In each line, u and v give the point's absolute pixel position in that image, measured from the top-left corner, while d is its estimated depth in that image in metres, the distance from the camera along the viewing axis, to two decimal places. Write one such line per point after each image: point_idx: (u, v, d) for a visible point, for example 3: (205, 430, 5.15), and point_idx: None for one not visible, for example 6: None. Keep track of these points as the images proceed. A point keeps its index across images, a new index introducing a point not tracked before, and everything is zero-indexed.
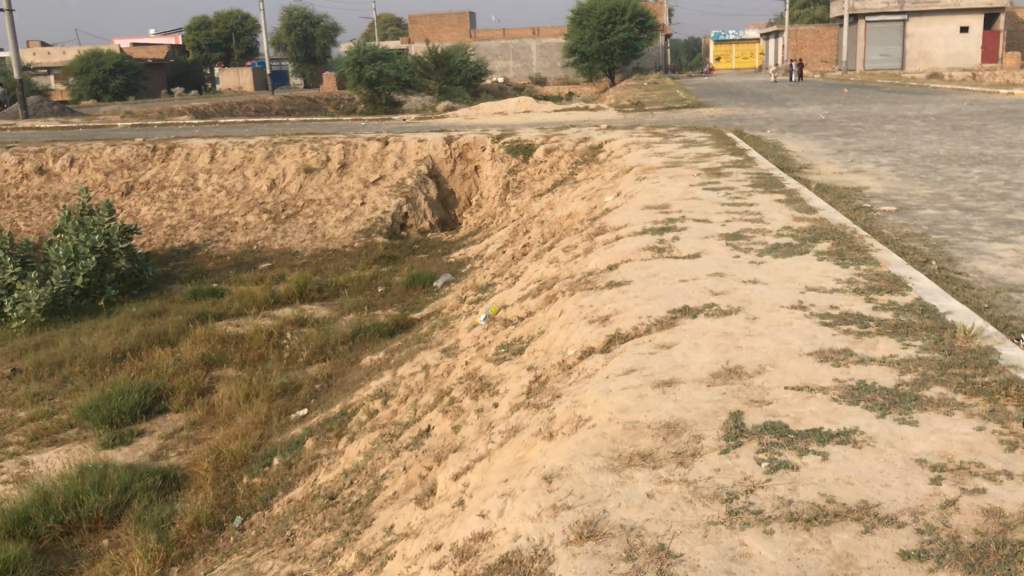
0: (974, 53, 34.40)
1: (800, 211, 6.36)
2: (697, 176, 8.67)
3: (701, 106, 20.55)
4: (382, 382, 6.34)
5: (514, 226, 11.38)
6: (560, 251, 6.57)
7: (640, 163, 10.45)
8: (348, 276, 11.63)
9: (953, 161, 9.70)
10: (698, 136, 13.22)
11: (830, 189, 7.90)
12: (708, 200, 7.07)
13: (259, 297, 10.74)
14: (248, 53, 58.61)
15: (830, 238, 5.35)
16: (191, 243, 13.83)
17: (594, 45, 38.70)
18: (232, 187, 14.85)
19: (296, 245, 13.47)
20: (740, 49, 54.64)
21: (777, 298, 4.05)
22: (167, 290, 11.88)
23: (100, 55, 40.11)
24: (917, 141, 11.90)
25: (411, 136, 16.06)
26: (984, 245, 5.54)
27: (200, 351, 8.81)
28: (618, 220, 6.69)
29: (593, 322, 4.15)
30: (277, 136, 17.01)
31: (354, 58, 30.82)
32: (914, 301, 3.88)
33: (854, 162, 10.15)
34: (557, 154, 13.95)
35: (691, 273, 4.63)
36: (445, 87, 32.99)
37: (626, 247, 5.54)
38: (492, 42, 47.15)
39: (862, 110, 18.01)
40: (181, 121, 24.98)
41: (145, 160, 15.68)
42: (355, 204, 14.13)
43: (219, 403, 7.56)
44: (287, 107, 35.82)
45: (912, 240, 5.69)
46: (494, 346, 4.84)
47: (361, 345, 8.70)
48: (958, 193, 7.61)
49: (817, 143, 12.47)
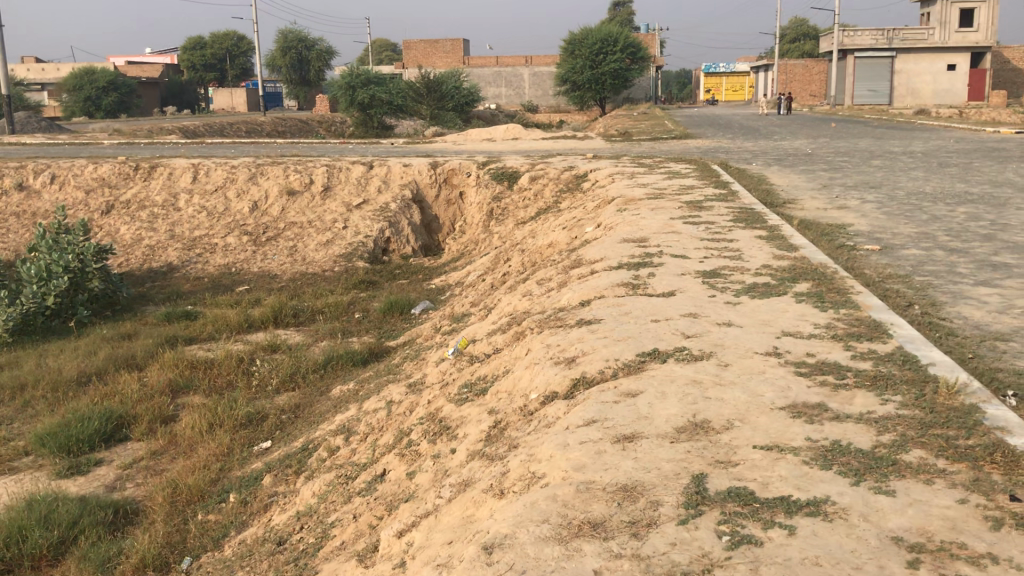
0: (960, 90, 34.57)
1: (780, 248, 6.18)
2: (679, 208, 8.49)
3: (689, 138, 20.48)
4: (347, 417, 6.11)
5: (496, 254, 11.20)
6: (533, 284, 6.37)
7: (623, 194, 10.29)
8: (325, 300, 11.40)
9: (939, 199, 9.57)
10: (684, 167, 13.08)
11: (814, 225, 7.74)
12: (687, 234, 6.89)
13: (233, 322, 10.49)
14: (242, 74, 58.74)
15: (809, 278, 5.17)
16: (169, 263, 13.59)
17: (586, 74, 38.78)
18: (213, 208, 14.64)
19: (275, 268, 13.25)
20: (731, 81, 54.97)
21: (751, 344, 3.85)
22: (140, 311, 11.61)
23: (94, 73, 40.03)
24: (904, 178, 11.78)
25: (396, 161, 15.89)
26: (969, 288, 5.37)
27: (167, 377, 8.55)
28: (595, 252, 6.51)
29: (557, 364, 3.93)
30: (261, 157, 16.82)
31: (348, 81, 31.02)
32: (894, 350, 3.69)
33: (839, 198, 10.01)
34: (542, 182, 13.81)
35: (664, 313, 4.43)
36: (437, 113, 32.85)
37: (599, 283, 5.35)
38: (485, 69, 47.25)
39: (849, 145, 17.95)
40: (168, 140, 24.81)
41: (127, 178, 15.47)
42: (337, 228, 13.94)
43: (181, 432, 7.30)
44: (279, 128, 35.74)
45: (895, 282, 5.51)
46: (458, 384, 4.62)
47: (333, 373, 8.47)
48: (943, 233, 7.46)
49: (803, 177, 12.34)
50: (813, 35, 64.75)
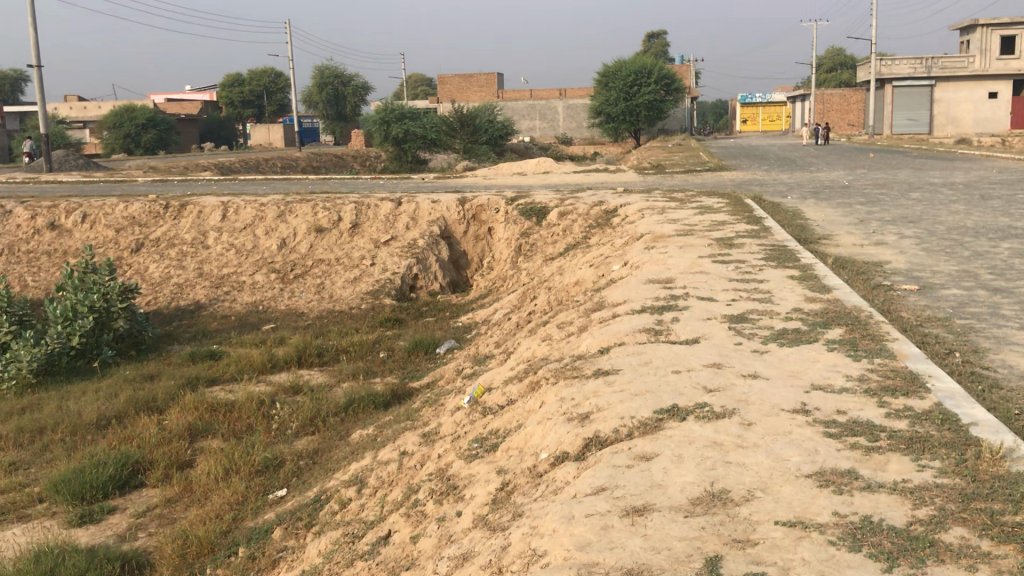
0: (1003, 118, 33.92)
1: (812, 289, 5.92)
2: (708, 246, 8.24)
3: (723, 170, 20.19)
4: (362, 466, 5.90)
5: (523, 291, 11.00)
6: (554, 328, 6.15)
7: (652, 230, 10.05)
8: (350, 339, 11.25)
9: (981, 234, 9.24)
10: (716, 201, 12.82)
11: (849, 263, 7.46)
12: (716, 274, 6.65)
13: (257, 362, 10.35)
14: (279, 110, 59.36)
15: (842, 323, 4.91)
16: (197, 302, 13.54)
17: (620, 106, 38.63)
18: (242, 246, 14.61)
19: (302, 306, 13.14)
20: (768, 111, 54.61)
21: (778, 399, 3.60)
22: (166, 351, 11.53)
23: (133, 110, 40.59)
24: (944, 211, 11.43)
25: (424, 196, 15.78)
26: (1013, 333, 5.07)
27: (186, 420, 8.41)
28: (618, 294, 6.28)
29: (570, 420, 3.71)
30: (291, 194, 16.77)
31: (382, 116, 31.27)
32: (933, 407, 3.42)
33: (876, 233, 9.70)
34: (571, 217, 13.62)
35: (686, 363, 4.19)
36: (470, 146, 32.56)
37: (621, 328, 5.12)
38: (520, 103, 47.28)
39: (888, 176, 17.58)
40: (202, 177, 24.87)
41: (157, 217, 15.50)
42: (364, 265, 13.82)
43: (197, 479, 7.12)
44: (314, 164, 35.89)
45: (934, 326, 5.23)
46: (470, 439, 4.41)
47: (354, 417, 8.27)
48: (985, 271, 7.15)
49: (839, 211, 12.04)
50: (850, 65, 64.30)
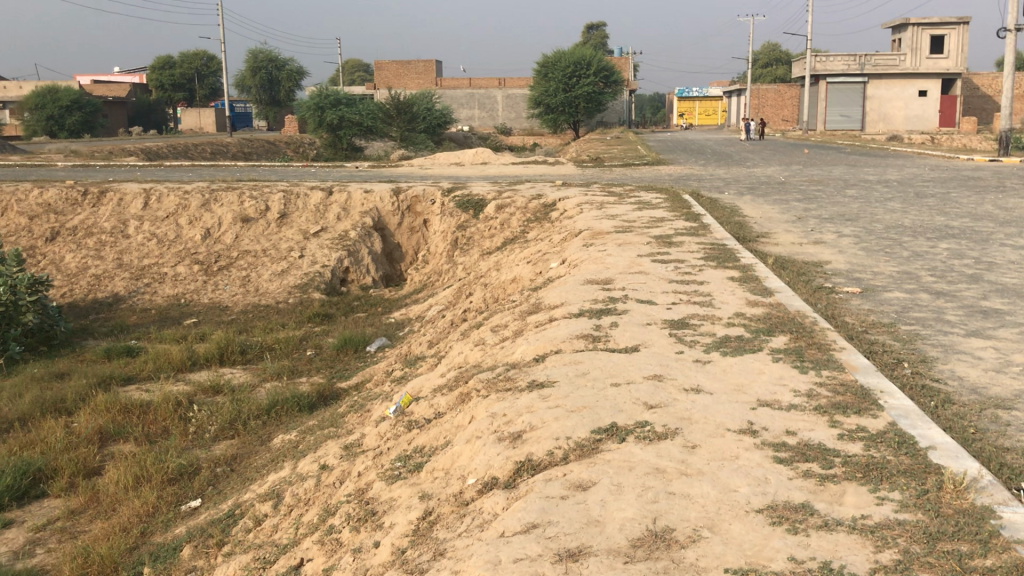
0: (932, 116, 34.46)
1: (754, 292, 5.71)
2: (647, 244, 8.02)
3: (660, 164, 20.08)
4: (279, 478, 5.53)
5: (459, 287, 10.68)
6: (486, 332, 5.84)
7: (590, 226, 9.81)
8: (276, 336, 10.81)
9: (919, 234, 9.17)
10: (653, 197, 12.63)
11: (789, 264, 7.29)
12: (655, 274, 6.40)
13: (176, 359, 9.86)
14: (212, 95, 57.99)
15: (786, 329, 4.70)
16: (115, 294, 12.94)
17: (558, 98, 38.43)
18: (164, 236, 14.00)
19: (227, 299, 12.63)
20: (704, 105, 54.99)
21: (723, 417, 3.34)
22: (80, 347, 10.95)
23: (57, 91, 39.14)
24: (881, 209, 11.39)
25: (357, 186, 15.34)
26: (960, 340, 4.90)
27: (96, 423, 7.91)
28: (554, 296, 5.99)
29: (501, 439, 3.41)
30: (217, 182, 16.18)
31: (317, 103, 30.52)
32: (888, 427, 3.20)
33: (815, 231, 9.59)
34: (508, 211, 13.32)
35: (624, 374, 3.92)
36: (407, 135, 31.99)
37: (557, 334, 4.83)
38: (458, 92, 46.81)
39: (824, 172, 17.63)
40: (127, 162, 23.99)
41: (74, 204, 14.83)
42: (293, 257, 13.36)
43: (104, 488, 6.67)
44: (246, 150, 35.01)
45: (880, 333, 5.04)
46: (393, 456, 4.08)
47: (277, 420, 7.86)
48: (926, 272, 7.03)
49: (777, 207, 11.94)
50: (785, 61, 65.14)
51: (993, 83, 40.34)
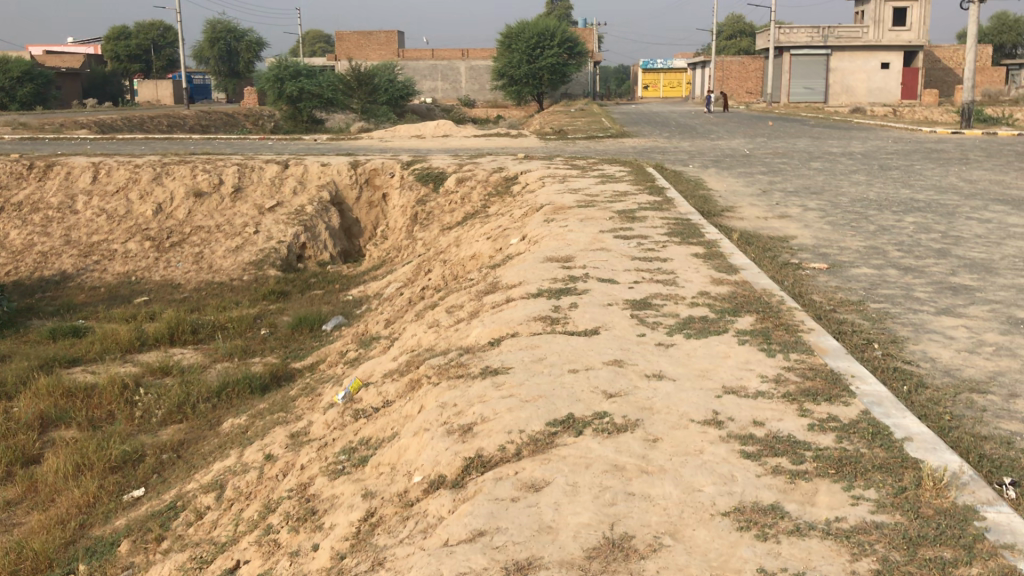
0: (894, 89, 34.61)
1: (719, 270, 5.51)
2: (609, 219, 7.81)
3: (625, 136, 19.85)
4: (224, 467, 5.26)
5: (418, 263, 10.42)
6: (441, 313, 5.59)
7: (552, 201, 9.57)
8: (230, 314, 10.48)
9: (885, 207, 9.03)
10: (617, 170, 12.41)
11: (754, 239, 7.10)
12: (617, 251, 6.19)
13: (124, 340, 9.51)
14: (169, 66, 56.79)
15: (752, 309, 4.51)
16: (63, 271, 12.50)
17: (522, 69, 38.04)
18: (113, 211, 13.55)
19: (179, 277, 12.25)
20: (668, 77, 54.80)
21: (686, 407, 3.13)
22: (25, 327, 10.56)
23: (9, 62, 38.05)
24: (847, 182, 11.26)
25: (314, 160, 14.98)
26: (931, 319, 4.74)
27: (36, 407, 7.57)
28: (512, 275, 5.75)
29: (449, 433, 3.17)
30: (169, 155, 15.71)
31: (276, 74, 29.89)
32: (861, 417, 3.01)
33: (780, 205, 9.42)
34: (469, 184, 13.04)
35: (583, 360, 3.69)
36: (368, 107, 31.37)
37: (514, 315, 4.60)
38: (421, 63, 46.17)
39: (788, 144, 17.51)
40: (78, 134, 23.32)
41: (20, 178, 14.34)
42: (248, 232, 12.98)
43: (43, 477, 6.35)
44: (203, 122, 34.26)
45: (848, 312, 4.86)
46: (338, 448, 3.85)
47: (227, 403, 7.57)
48: (893, 247, 6.87)
49: (741, 181, 11.78)
50: (749, 33, 65.04)
51: (953, 55, 40.60)
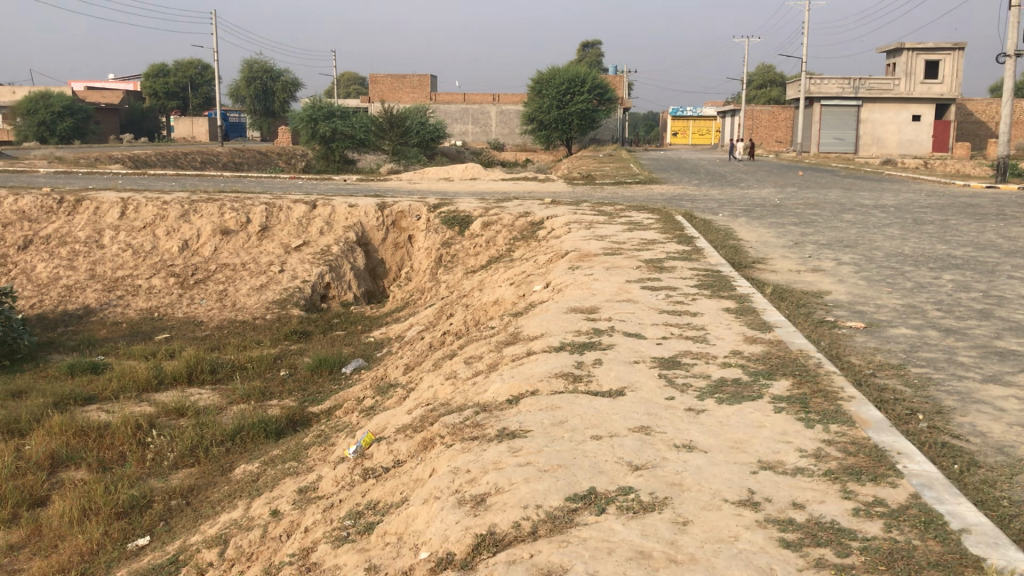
0: (925, 141, 34.17)
1: (752, 327, 5.27)
2: (637, 269, 7.59)
3: (653, 183, 19.70)
4: (230, 520, 5.04)
5: (441, 306, 10.25)
6: (459, 363, 5.38)
7: (578, 247, 9.38)
8: (249, 354, 10.33)
9: (921, 263, 8.76)
10: (646, 217, 12.21)
11: (788, 294, 6.85)
12: (645, 303, 5.96)
13: (141, 378, 9.36)
14: (205, 104, 57.71)
15: (788, 373, 4.25)
16: (86, 306, 12.42)
17: (552, 114, 38.12)
18: (140, 247, 13.51)
19: (202, 314, 12.13)
20: (697, 124, 54.82)
21: (718, 484, 2.88)
22: (44, 362, 10.46)
23: (50, 97, 38.67)
24: (880, 236, 10.98)
25: (342, 200, 14.93)
26: (979, 388, 4.45)
27: (47, 446, 7.40)
28: (534, 325, 5.53)
29: (460, 503, 2.94)
30: (197, 192, 15.71)
31: (309, 114, 30.04)
32: (911, 502, 2.75)
33: (813, 258, 9.16)
34: (495, 228, 12.90)
35: (607, 426, 3.44)
36: (400, 148, 31.41)
37: (535, 370, 4.38)
38: (453, 106, 46.47)
39: (819, 195, 17.26)
40: (111, 169, 23.54)
41: (49, 212, 14.38)
42: (272, 271, 12.88)
43: (47, 521, 6.15)
44: (236, 160, 34.52)
45: (890, 377, 4.58)
46: (343, 511, 3.62)
47: (241, 448, 7.36)
48: (932, 306, 6.59)
49: (772, 231, 11.53)
50: (780, 83, 65.08)
51: (986, 109, 40.26)
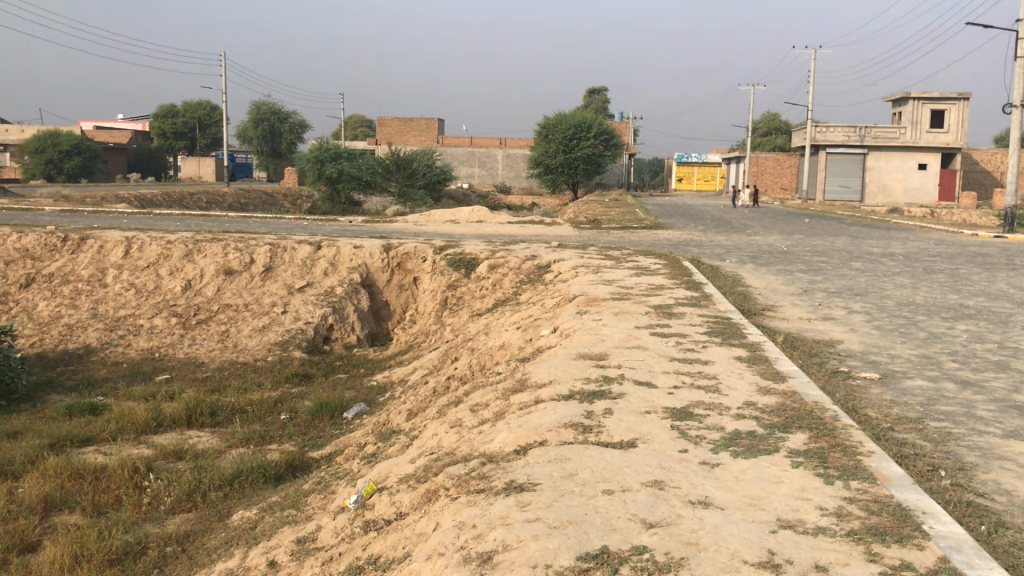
0: (931, 190, 34.23)
1: (765, 376, 5.15)
2: (645, 315, 7.48)
3: (660, 228, 19.65)
4: (225, 570, 4.88)
5: (445, 349, 10.14)
6: (464, 410, 5.24)
7: (585, 292, 9.28)
8: (250, 396, 10.20)
9: (933, 313, 8.64)
10: (653, 262, 12.13)
11: (800, 343, 6.73)
12: (655, 350, 5.85)
13: (140, 420, 9.23)
14: (213, 144, 58.11)
15: (805, 425, 4.12)
16: (87, 345, 12.32)
17: (558, 158, 38.25)
18: (143, 286, 13.44)
19: (203, 355, 12.02)
20: (702, 170, 55.04)
21: (737, 544, 2.75)
22: (42, 402, 10.34)
23: (59, 135, 38.91)
24: (891, 284, 10.87)
25: (347, 241, 14.90)
26: (1001, 443, 4.32)
27: (41, 490, 7.25)
28: (542, 372, 5.41)
29: (466, 561, 2.81)
30: (202, 232, 15.69)
31: (316, 155, 30.29)
32: (940, 566, 2.61)
33: (823, 306, 9.05)
34: (501, 271, 12.83)
35: (619, 480, 3.31)
36: (406, 190, 31.40)
37: (544, 420, 4.25)
38: (459, 150, 46.68)
39: (827, 242, 17.20)
40: (117, 208, 23.57)
41: (53, 250, 14.34)
42: (275, 312, 12.79)
43: (38, 568, 5.99)
44: (242, 200, 34.60)
45: (908, 431, 4.45)
46: (343, 566, 3.48)
47: (239, 493, 7.20)
48: (948, 358, 6.46)
49: (780, 278, 11.43)
50: (785, 130, 65.46)
51: (991, 159, 40.36)
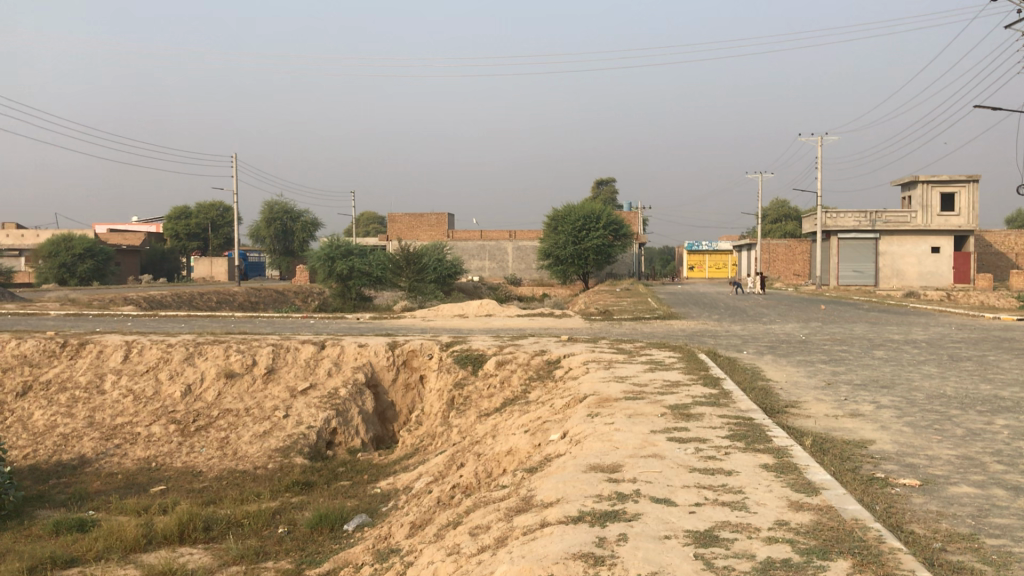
0: (946, 273, 33.72)
1: (797, 488, 4.66)
2: (662, 416, 7.01)
3: (672, 318, 19.27)
4: None
5: (452, 453, 9.65)
6: (462, 534, 4.74)
7: (596, 390, 8.82)
8: (248, 508, 9.68)
9: (967, 405, 8.14)
10: (666, 355, 11.71)
11: (829, 445, 6.22)
12: (673, 459, 5.36)
13: (129, 537, 8.68)
14: (225, 245, 58.63)
15: (850, 551, 3.61)
16: (82, 455, 11.84)
17: (568, 250, 38.12)
18: (141, 392, 13.02)
19: (201, 463, 11.51)
20: (714, 258, 54.92)
21: None
22: (30, 518, 9.83)
23: (72, 239, 39.04)
24: (918, 374, 10.37)
25: (352, 339, 14.57)
26: None
27: None
28: (549, 488, 4.92)
29: None
30: (203, 334, 15.36)
31: (327, 253, 30.28)
32: None
33: (849, 400, 8.56)
34: (509, 367, 12.40)
35: None
36: (416, 285, 29.66)
37: (549, 549, 3.75)
38: (469, 244, 46.77)
39: (845, 329, 16.75)
40: (124, 311, 23.38)
41: (51, 356, 14.03)
42: (276, 416, 12.30)
43: None
44: (252, 299, 34.42)
45: (964, 552, 3.93)
46: None
47: None
48: (992, 459, 5.93)
49: (802, 370, 10.97)
50: (795, 218, 65.60)
51: (1005, 240, 40.04)
